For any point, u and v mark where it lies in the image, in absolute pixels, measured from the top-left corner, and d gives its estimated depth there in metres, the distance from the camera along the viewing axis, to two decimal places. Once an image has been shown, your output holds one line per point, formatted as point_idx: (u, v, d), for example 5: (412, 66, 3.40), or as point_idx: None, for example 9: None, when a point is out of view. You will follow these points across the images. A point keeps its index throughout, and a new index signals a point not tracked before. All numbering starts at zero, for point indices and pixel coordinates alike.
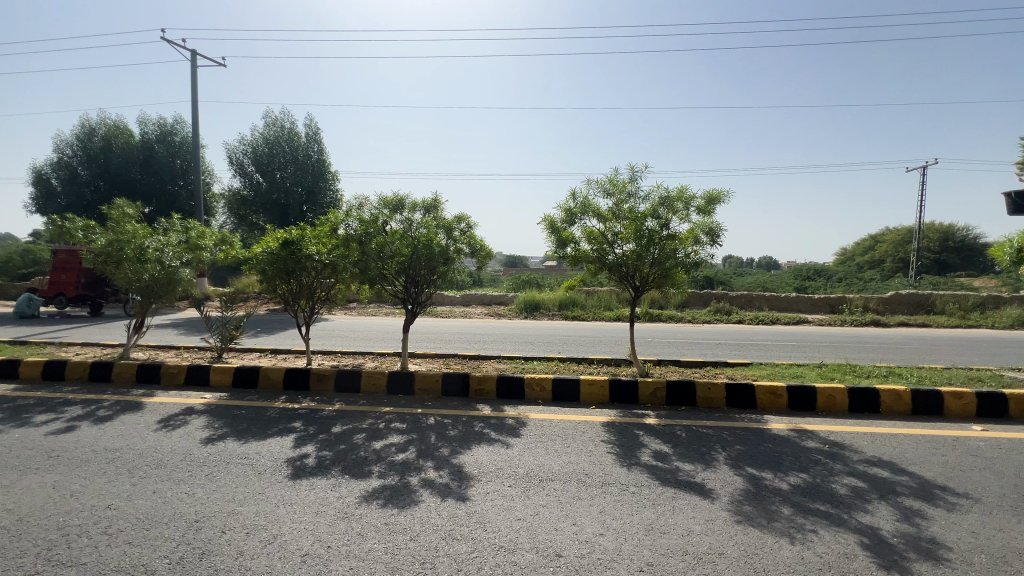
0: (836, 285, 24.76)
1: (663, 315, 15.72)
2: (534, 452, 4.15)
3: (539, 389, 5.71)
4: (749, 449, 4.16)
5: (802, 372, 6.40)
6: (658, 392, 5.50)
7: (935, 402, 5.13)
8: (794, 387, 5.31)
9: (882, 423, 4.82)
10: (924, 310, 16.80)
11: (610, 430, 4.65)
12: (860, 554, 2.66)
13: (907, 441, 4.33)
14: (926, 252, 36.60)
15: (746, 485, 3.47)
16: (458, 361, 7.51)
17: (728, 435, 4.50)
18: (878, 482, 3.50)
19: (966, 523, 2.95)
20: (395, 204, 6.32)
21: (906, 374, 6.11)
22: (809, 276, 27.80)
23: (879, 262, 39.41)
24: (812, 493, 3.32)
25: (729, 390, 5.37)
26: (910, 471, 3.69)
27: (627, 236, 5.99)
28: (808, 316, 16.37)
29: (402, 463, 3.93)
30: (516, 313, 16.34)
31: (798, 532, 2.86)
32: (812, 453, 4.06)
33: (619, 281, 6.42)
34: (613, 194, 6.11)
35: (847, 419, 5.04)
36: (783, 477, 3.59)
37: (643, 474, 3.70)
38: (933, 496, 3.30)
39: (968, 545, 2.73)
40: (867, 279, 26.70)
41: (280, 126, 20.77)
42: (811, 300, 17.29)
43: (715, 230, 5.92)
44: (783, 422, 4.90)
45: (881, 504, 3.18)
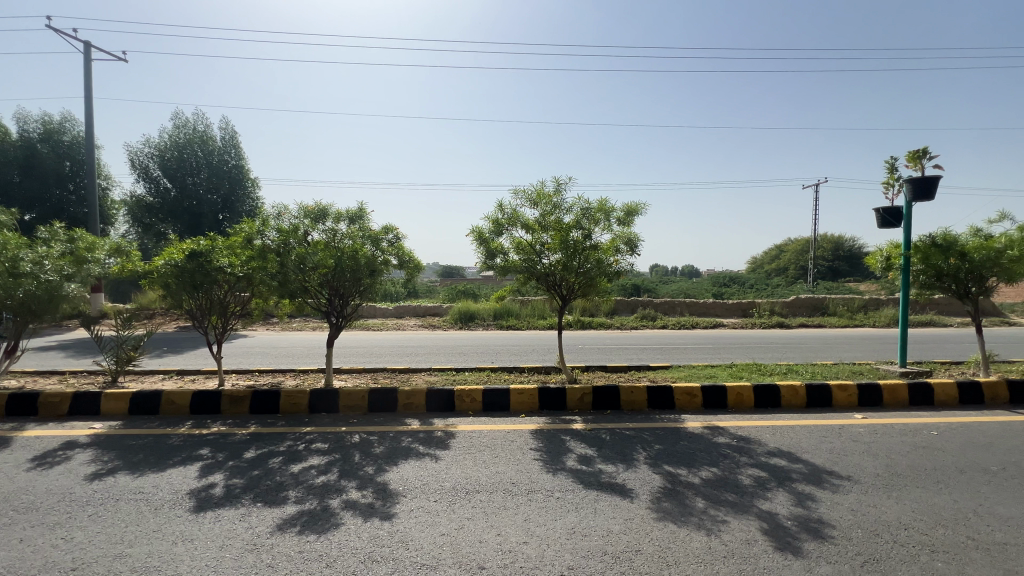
0: (748, 290, 27.06)
1: (593, 323, 16.31)
2: (462, 464, 4.11)
3: (470, 400, 5.67)
4: (667, 447, 4.40)
5: (715, 372, 6.88)
6: (585, 397, 5.67)
7: (825, 395, 5.72)
8: (707, 387, 5.69)
9: (782, 417, 5.29)
10: (820, 312, 18.77)
11: (538, 438, 4.72)
12: (759, 539, 2.86)
13: (802, 431, 4.79)
14: (821, 260, 41.00)
15: (663, 482, 3.66)
16: (387, 375, 7.28)
17: (649, 436, 4.73)
18: (776, 471, 3.83)
19: (846, 503, 3.29)
20: (317, 213, 6.06)
21: (802, 371, 6.78)
22: (725, 283, 30.08)
23: (784, 269, 43.66)
24: (720, 486, 3.57)
25: (650, 392, 5.66)
26: (802, 459, 4.07)
27: (554, 246, 6.17)
28: (724, 320, 17.69)
29: (321, 486, 3.72)
30: (450, 324, 16.22)
31: (709, 524, 3.04)
32: (722, 448, 4.36)
33: (548, 290, 6.58)
34: (539, 205, 6.26)
35: (752, 414, 5.47)
36: (695, 472, 3.83)
37: (568, 478, 3.79)
38: (821, 480, 3.67)
39: (848, 522, 3.05)
40: (772, 284, 29.38)
41: (192, 128, 19.26)
42: (726, 305, 18.73)
43: (633, 240, 6.24)
44: (698, 420, 5.23)
45: (779, 491, 3.48)
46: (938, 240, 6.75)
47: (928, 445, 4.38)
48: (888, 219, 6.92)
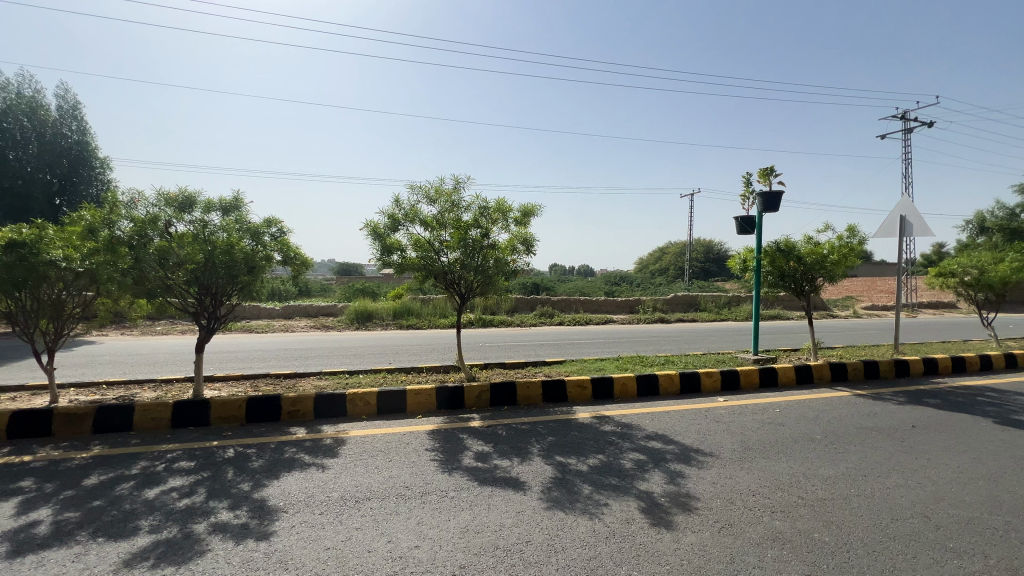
0: (635, 289, 29.49)
1: (495, 320, 16.56)
2: (353, 472, 3.91)
3: (363, 404, 5.41)
4: (559, 438, 4.60)
5: (604, 365, 7.36)
6: (483, 395, 5.72)
7: (695, 382, 6.41)
8: (597, 379, 6.06)
9: (659, 404, 5.82)
10: (693, 308, 21.07)
11: (434, 438, 4.65)
12: (637, 517, 3.11)
13: (675, 415, 5.32)
14: (695, 262, 46.03)
15: (554, 473, 3.82)
16: (269, 381, 6.66)
17: (543, 428, 4.91)
18: (653, 453, 4.20)
19: (709, 477, 3.71)
20: (182, 202, 5.33)
21: (677, 361, 7.52)
22: (616, 282, 32.31)
23: (666, 269, 48.35)
24: (605, 471, 3.83)
25: (544, 387, 5.89)
26: (675, 440, 4.52)
27: (453, 244, 6.12)
28: (614, 316, 19.04)
29: (185, 509, 3.28)
30: (346, 324, 15.38)
31: (594, 508, 3.23)
32: (607, 435, 4.67)
33: (446, 288, 6.53)
34: (438, 202, 6.18)
35: (635, 402, 5.94)
36: (583, 460, 4.05)
37: (463, 477, 3.78)
38: (690, 458, 4.11)
39: (710, 493, 3.44)
40: (655, 284, 32.25)
41: (15, 93, 15.87)
42: (616, 302, 20.19)
43: (529, 241, 6.41)
44: (588, 410, 5.55)
45: (655, 471, 3.82)
46: (781, 246, 7.90)
47: (772, 421, 5.12)
48: (744, 226, 7.94)
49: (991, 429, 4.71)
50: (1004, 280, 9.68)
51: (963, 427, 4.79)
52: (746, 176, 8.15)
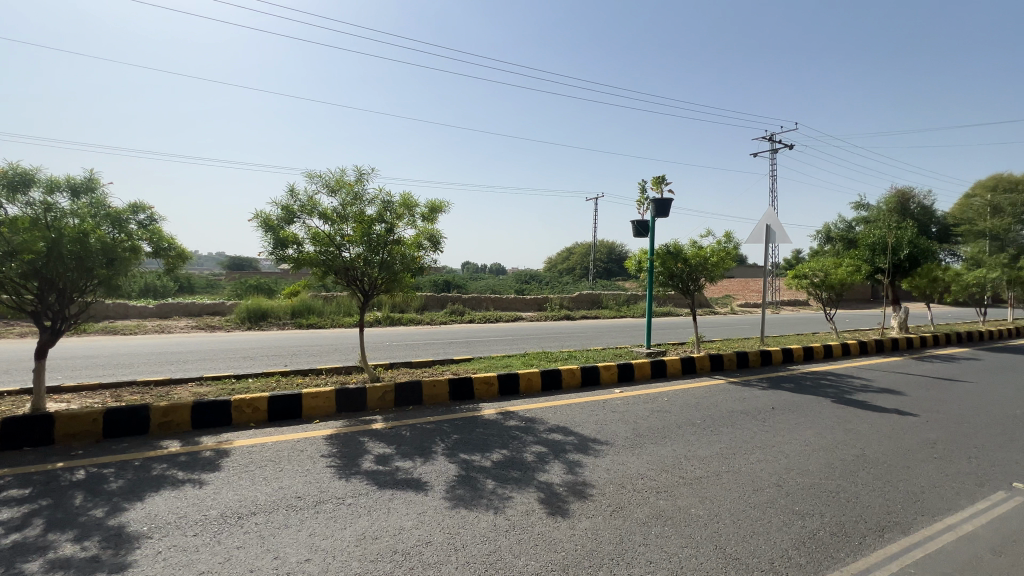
0: (544, 287, 30.44)
1: (403, 319, 16.11)
2: (236, 485, 3.56)
3: (251, 411, 4.95)
4: (464, 436, 4.59)
5: (510, 361, 7.49)
6: (387, 395, 5.53)
7: (594, 375, 6.78)
8: (503, 376, 6.16)
9: (562, 397, 6.07)
10: (596, 305, 22.31)
11: (332, 443, 4.39)
12: (536, 508, 3.21)
13: (576, 408, 5.58)
14: (599, 262, 48.77)
15: (457, 470, 3.80)
16: (135, 390, 5.82)
17: (448, 427, 4.87)
18: (554, 445, 4.37)
19: (604, 464, 3.95)
20: (15, 180, 4.46)
21: (579, 356, 7.90)
22: (526, 281, 33.10)
23: (573, 269, 50.63)
24: (507, 465, 3.90)
25: (451, 385, 5.85)
26: (575, 431, 4.74)
27: (355, 239, 5.82)
28: (523, 314, 19.51)
29: (12, 547, 2.75)
30: (235, 324, 13.97)
31: (495, 503, 3.28)
32: (512, 430, 4.76)
33: (347, 285, 6.21)
34: (338, 194, 5.84)
35: (539, 397, 6.13)
36: (487, 456, 4.09)
37: (362, 481, 3.62)
38: (587, 447, 4.33)
39: (604, 479, 3.65)
40: (563, 283, 33.56)
41: None
42: (525, 300, 20.70)
43: (436, 237, 6.31)
44: (494, 407, 5.62)
45: (555, 463, 3.98)
46: (670, 248, 8.65)
47: (661, 409, 5.58)
48: (640, 229, 8.56)
49: (830, 407, 5.57)
50: (842, 281, 11.52)
51: (810, 407, 5.61)
52: (641, 183, 8.80)
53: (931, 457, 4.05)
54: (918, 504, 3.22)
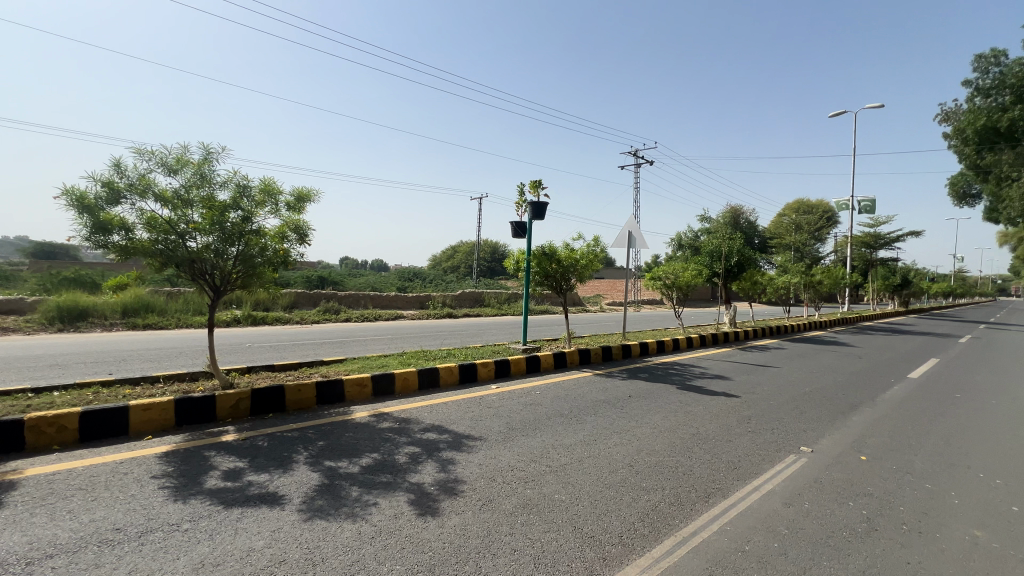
0: (428, 285, 29.99)
1: (268, 317, 14.62)
2: (26, 524, 2.87)
3: (55, 431, 4.04)
4: (330, 442, 4.30)
5: (386, 361, 7.22)
6: (241, 403, 4.94)
7: (471, 372, 6.86)
8: (377, 376, 5.91)
9: (438, 396, 6.03)
10: (479, 303, 22.65)
11: (167, 462, 3.79)
12: (405, 510, 3.13)
13: (451, 406, 5.59)
14: (482, 261, 49.69)
15: (320, 479, 3.55)
16: None
17: (313, 433, 4.52)
18: (428, 445, 4.32)
19: (476, 460, 4.01)
20: None
21: (457, 354, 7.92)
22: (409, 278, 32.29)
23: (457, 267, 50.71)
24: (377, 469, 3.75)
25: (319, 388, 5.45)
26: (450, 429, 4.74)
27: (203, 227, 5.08)
28: (404, 312, 19.00)
29: None
30: (40, 324, 11.35)
31: (362, 510, 3.12)
32: (384, 432, 4.60)
33: (193, 279, 5.42)
34: (181, 174, 5.07)
35: (414, 396, 6.01)
36: (356, 461, 3.89)
37: (202, 502, 3.18)
38: (461, 444, 4.36)
39: (475, 475, 3.70)
40: (447, 280, 33.45)
41: None
42: (406, 297, 20.18)
43: (303, 229, 5.82)
44: (366, 409, 5.36)
45: (428, 462, 3.93)
46: (545, 250, 9.11)
47: (533, 402, 5.85)
48: (518, 230, 8.87)
49: (675, 393, 6.36)
50: (687, 283, 13.25)
51: (659, 394, 6.35)
52: (520, 186, 9.14)
53: (746, 431, 4.85)
54: (735, 471, 3.83)
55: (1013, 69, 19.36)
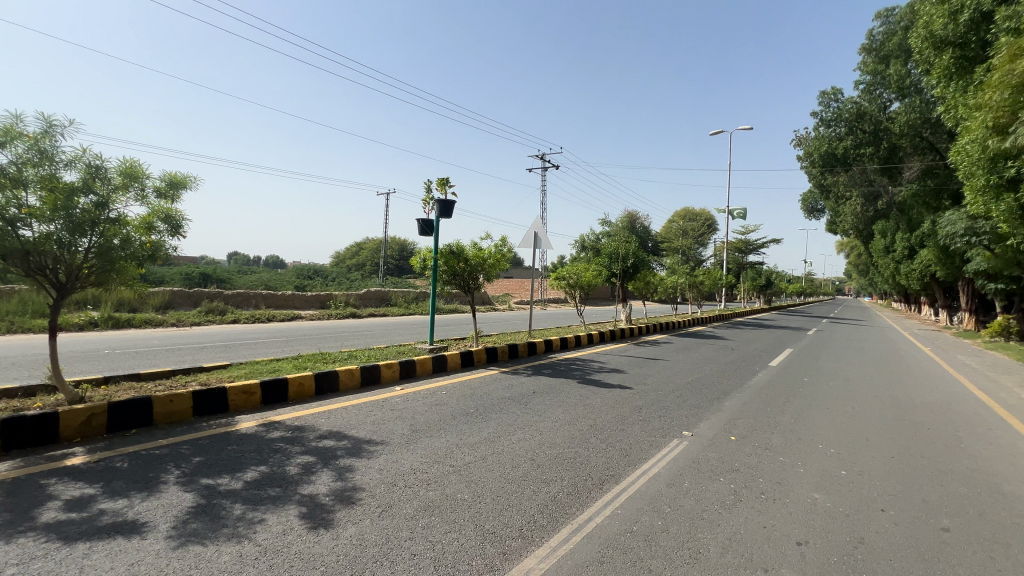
0: (330, 283, 28.36)
1: (136, 319, 12.78)
2: None
3: None
4: (208, 457, 3.86)
5: (278, 365, 6.67)
6: (95, 419, 4.24)
7: (374, 374, 6.60)
8: (267, 382, 5.43)
9: (337, 400, 5.70)
10: (385, 303, 21.89)
11: None
12: (296, 524, 2.91)
13: (351, 410, 5.32)
14: (389, 259, 48.22)
15: (195, 500, 3.17)
16: None
17: (187, 449, 4.02)
18: (323, 452, 4.06)
19: (377, 465, 3.85)
20: None
21: (359, 355, 7.57)
22: (309, 275, 30.30)
23: (362, 265, 48.51)
24: (264, 483, 3.44)
25: (196, 398, 4.86)
26: (348, 435, 4.51)
27: (42, 212, 4.27)
28: (302, 312, 17.75)
29: None
30: None
31: (244, 529, 2.84)
32: (274, 443, 4.24)
33: (28, 275, 4.53)
34: (10, 147, 4.21)
35: (311, 402, 5.62)
36: (239, 476, 3.53)
37: (36, 540, 2.67)
38: (360, 450, 4.17)
39: (375, 481, 3.56)
40: (351, 279, 31.92)
41: None
42: (305, 297, 18.86)
43: (176, 219, 5.15)
44: (254, 418, 4.91)
45: (323, 471, 3.70)
46: (453, 248, 9.05)
47: (439, 402, 5.77)
48: (425, 227, 8.71)
49: (576, 387, 6.68)
50: (588, 283, 13.99)
51: (561, 389, 6.62)
52: (427, 182, 8.99)
53: (638, 419, 5.23)
54: (627, 458, 4.11)
55: (847, 106, 23.23)
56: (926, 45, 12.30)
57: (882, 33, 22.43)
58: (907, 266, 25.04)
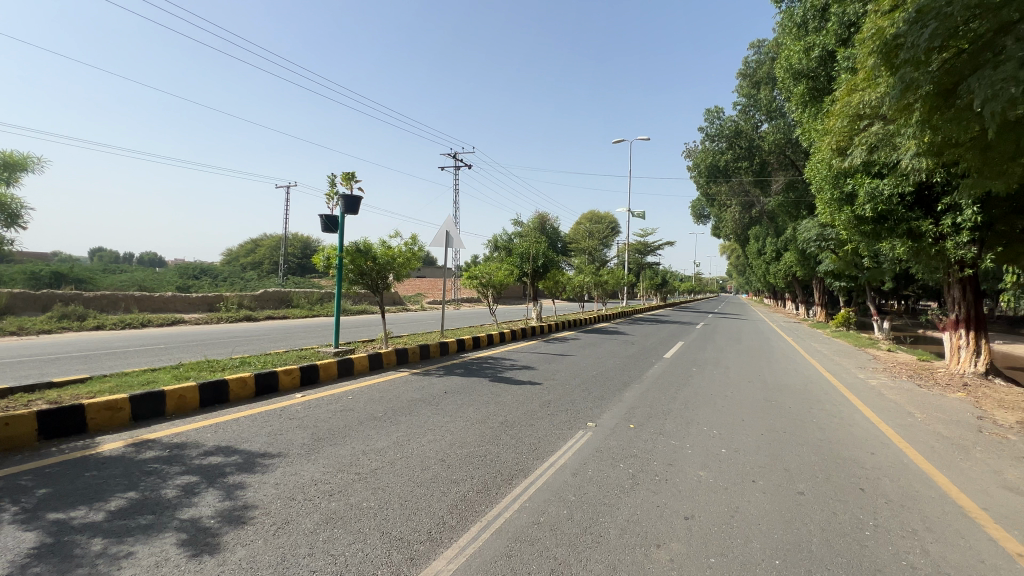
0: (221, 283, 25.75)
1: None
2: None
3: None
4: (58, 487, 3.29)
5: (153, 377, 5.88)
6: None
7: (271, 382, 6.09)
8: (139, 396, 4.77)
9: (226, 412, 5.18)
10: (285, 304, 20.34)
11: None
12: (172, 554, 2.59)
13: (243, 422, 4.86)
14: (291, 258, 44.98)
15: (39, 539, 2.68)
16: None
17: (30, 480, 3.39)
18: (208, 471, 3.66)
19: (272, 479, 3.56)
20: None
21: (254, 362, 6.95)
22: (195, 275, 27.23)
23: (259, 264, 44.65)
24: (133, 511, 3.01)
25: (43, 419, 4.12)
26: (239, 449, 4.11)
27: None
28: (186, 316, 15.89)
29: None
30: None
31: (105, 566, 2.47)
32: (146, 464, 3.73)
33: None
34: None
35: (194, 416, 5.04)
36: (101, 507, 3.06)
37: None
38: (253, 465, 3.82)
39: (269, 497, 3.28)
40: (246, 278, 29.25)
41: None
42: (189, 299, 16.89)
43: (13, 208, 4.32)
44: (121, 438, 4.28)
45: (208, 491, 3.33)
46: (360, 247, 8.65)
47: (344, 408, 5.48)
48: (328, 224, 8.23)
49: (487, 386, 6.73)
50: (500, 282, 14.16)
51: (473, 388, 6.62)
52: (331, 177, 8.51)
53: (546, 414, 5.41)
54: (536, 452, 4.24)
55: (727, 123, 26.01)
56: (786, 76, 14.23)
57: (754, 62, 25.45)
58: (776, 267, 28.69)
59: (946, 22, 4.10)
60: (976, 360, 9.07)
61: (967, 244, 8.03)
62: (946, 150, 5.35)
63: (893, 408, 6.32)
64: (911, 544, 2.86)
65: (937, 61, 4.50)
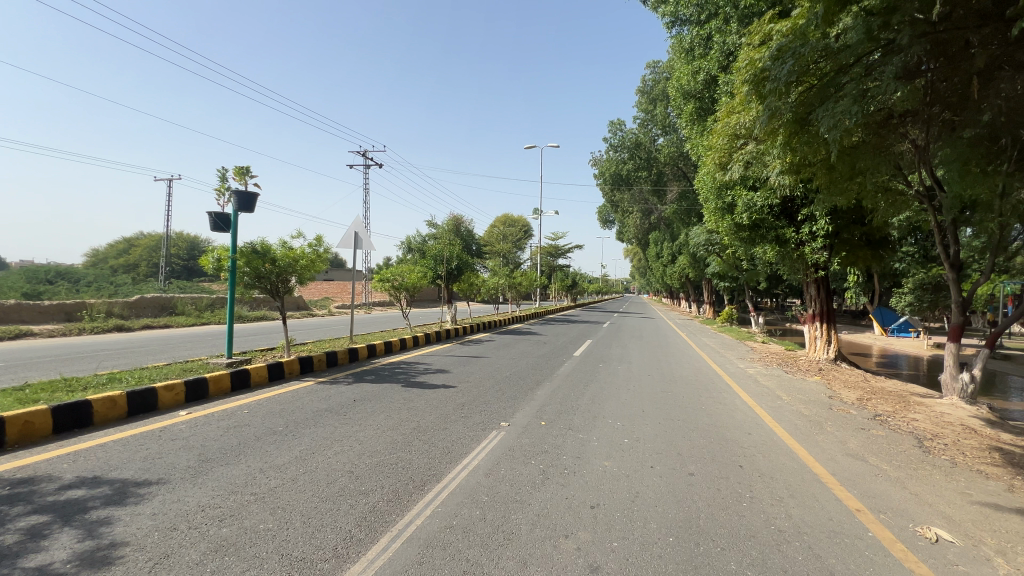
0: (82, 289, 22.26)
1: None
2: None
3: None
4: None
5: None
6: None
7: (148, 399, 5.39)
8: None
9: (91, 437, 4.49)
10: (166, 311, 18.11)
11: None
12: None
13: (113, 447, 4.25)
14: (173, 259, 40.11)
15: None
16: None
17: None
18: (65, 508, 3.14)
19: (148, 509, 3.15)
20: None
21: (127, 378, 6.09)
22: (48, 279, 23.25)
23: (133, 267, 39.33)
24: None
25: None
26: (106, 480, 3.58)
27: None
28: (36, 327, 13.49)
29: None
30: None
31: None
32: None
33: None
34: None
35: (47, 444, 4.30)
36: None
37: None
38: (125, 496, 3.35)
39: (144, 530, 2.89)
40: (118, 283, 25.62)
41: None
42: (39, 308, 14.37)
43: None
44: None
45: (63, 532, 2.86)
46: (256, 248, 7.96)
47: (238, 424, 5.01)
48: (219, 223, 7.47)
49: (399, 392, 6.55)
50: (413, 285, 13.83)
51: (384, 394, 6.40)
52: (221, 170, 7.72)
53: (460, 417, 5.39)
54: (449, 455, 4.21)
55: (629, 136, 27.86)
56: (677, 96, 15.65)
57: (651, 80, 27.51)
58: (672, 268, 31.27)
59: (800, 61, 4.81)
60: (828, 347, 10.70)
61: (821, 249, 9.36)
62: (803, 169, 6.21)
63: (766, 392, 7.20)
64: (778, 510, 3.29)
65: (795, 93, 5.22)
